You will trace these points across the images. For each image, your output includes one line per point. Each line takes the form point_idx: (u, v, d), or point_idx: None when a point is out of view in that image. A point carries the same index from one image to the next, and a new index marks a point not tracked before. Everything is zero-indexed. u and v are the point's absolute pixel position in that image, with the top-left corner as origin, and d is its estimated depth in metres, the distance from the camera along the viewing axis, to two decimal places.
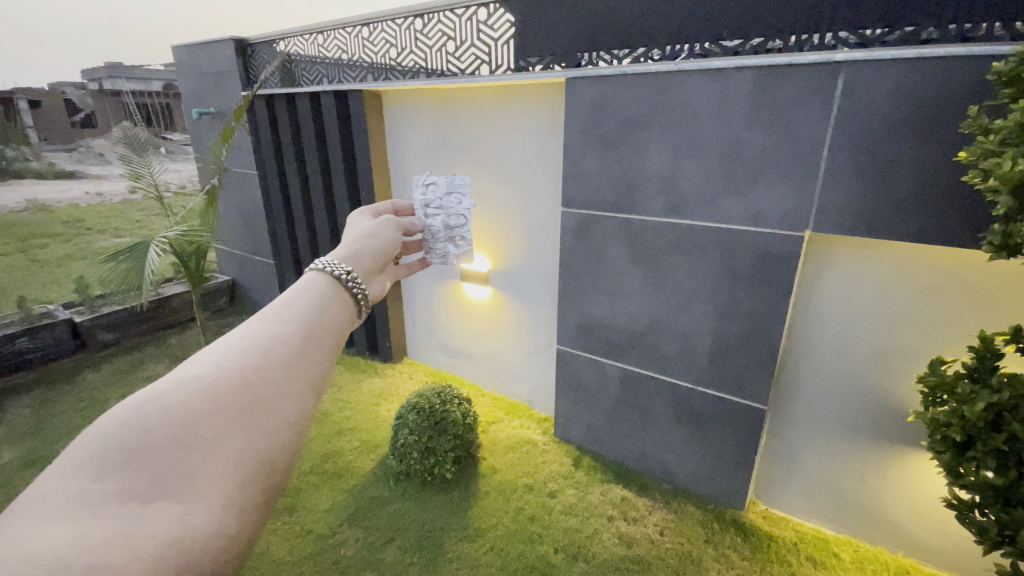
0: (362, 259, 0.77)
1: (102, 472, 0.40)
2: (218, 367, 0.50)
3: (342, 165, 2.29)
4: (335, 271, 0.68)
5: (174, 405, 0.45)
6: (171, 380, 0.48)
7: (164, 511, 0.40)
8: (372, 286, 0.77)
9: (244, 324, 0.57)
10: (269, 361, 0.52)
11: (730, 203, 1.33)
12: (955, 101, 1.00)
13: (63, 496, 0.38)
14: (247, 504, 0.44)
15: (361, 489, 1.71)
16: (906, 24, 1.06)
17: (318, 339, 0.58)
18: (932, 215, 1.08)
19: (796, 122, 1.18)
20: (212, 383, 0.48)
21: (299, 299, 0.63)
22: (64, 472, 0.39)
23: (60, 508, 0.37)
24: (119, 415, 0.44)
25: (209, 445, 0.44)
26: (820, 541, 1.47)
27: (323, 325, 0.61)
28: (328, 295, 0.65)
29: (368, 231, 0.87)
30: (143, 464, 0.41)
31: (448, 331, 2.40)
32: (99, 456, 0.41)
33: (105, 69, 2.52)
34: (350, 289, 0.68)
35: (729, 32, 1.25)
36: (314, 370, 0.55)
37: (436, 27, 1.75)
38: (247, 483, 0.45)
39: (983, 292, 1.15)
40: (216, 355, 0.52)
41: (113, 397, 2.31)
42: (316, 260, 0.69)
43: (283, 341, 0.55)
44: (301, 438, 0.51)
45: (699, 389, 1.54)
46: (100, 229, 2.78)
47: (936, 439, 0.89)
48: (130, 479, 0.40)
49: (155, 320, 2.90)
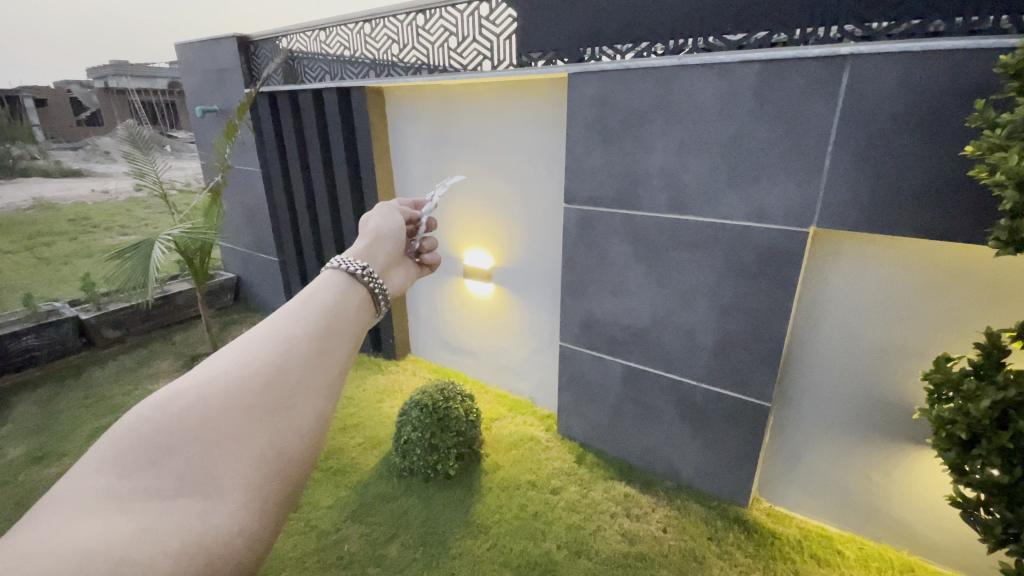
0: (377, 257, 0.81)
1: (130, 469, 0.42)
2: (240, 364, 0.51)
3: (344, 162, 2.29)
4: (351, 267, 0.71)
5: (198, 401, 0.47)
6: (196, 376, 0.50)
7: (187, 508, 0.41)
8: (393, 281, 0.82)
9: (266, 320, 0.58)
10: (289, 358, 0.53)
11: (732, 199, 1.32)
12: (961, 95, 0.99)
13: (92, 493, 0.40)
14: (267, 501, 0.45)
15: (365, 485, 1.71)
16: (912, 17, 1.05)
17: (338, 335, 0.59)
18: (938, 211, 1.07)
19: (800, 117, 1.17)
20: (235, 380, 0.49)
21: (318, 296, 0.64)
22: (95, 470, 0.42)
23: (90, 505, 0.39)
24: (146, 411, 0.46)
25: (231, 442, 0.45)
26: (823, 539, 1.47)
27: (343, 321, 0.62)
28: (344, 292, 0.67)
29: (374, 226, 0.90)
30: (167, 461, 0.43)
31: (451, 328, 2.40)
32: (126, 454, 0.43)
33: (111, 68, 2.52)
34: (368, 285, 0.70)
35: (732, 26, 1.24)
36: (335, 365, 0.56)
37: (438, 23, 1.75)
38: (268, 479, 0.46)
39: (991, 289, 1.14)
40: (239, 352, 0.53)
41: (119, 394, 2.32)
42: (332, 259, 0.71)
43: (304, 338, 0.56)
44: (320, 436, 0.52)
45: (702, 385, 1.53)
46: (107, 227, 2.80)
47: (941, 436, 0.88)
48: (154, 477, 0.42)
49: (160, 317, 2.92)
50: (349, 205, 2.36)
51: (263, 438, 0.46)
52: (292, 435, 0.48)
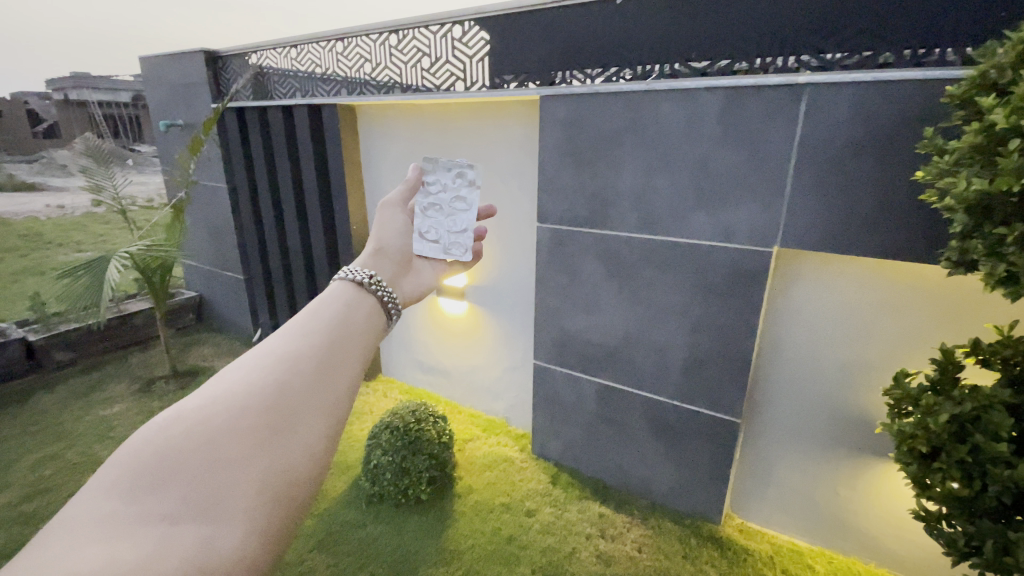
0: (385, 269, 0.82)
1: (135, 494, 0.44)
2: (244, 384, 0.54)
3: (314, 178, 2.25)
4: (358, 277, 0.74)
5: (204, 422, 0.49)
6: (205, 397, 0.53)
7: (191, 531, 0.42)
8: (404, 289, 0.84)
9: (272, 338, 0.61)
10: (294, 376, 0.56)
11: (700, 219, 1.35)
12: (911, 124, 1.05)
13: (98, 519, 0.42)
14: (273, 519, 0.47)
15: (331, 513, 1.65)
16: (864, 49, 1.10)
17: (344, 350, 0.62)
18: (892, 234, 1.11)
19: (763, 141, 1.21)
20: (239, 401, 0.52)
21: (322, 310, 0.67)
22: (100, 496, 0.44)
23: (94, 531, 0.41)
24: (152, 434, 0.48)
25: (236, 462, 0.47)
26: (795, 554, 1.49)
27: (348, 335, 0.64)
28: (351, 304, 0.69)
29: (378, 228, 0.91)
30: (173, 483, 0.45)
31: (424, 347, 2.37)
32: (131, 479, 0.45)
33: (71, 79, 2.43)
34: (377, 294, 0.73)
35: (697, 53, 1.28)
36: (339, 381, 0.59)
37: (411, 44, 1.76)
38: (274, 499, 0.47)
39: (945, 306, 1.19)
40: (244, 372, 0.56)
41: (68, 421, 2.19)
42: (340, 270, 0.74)
43: (308, 354, 0.59)
44: (328, 452, 0.54)
45: (674, 403, 1.54)
46: (59, 243, 2.57)
47: (903, 451, 0.91)
48: (159, 501, 0.44)
49: (116, 337, 2.78)
50: (319, 222, 2.32)
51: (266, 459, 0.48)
52: (296, 454, 0.50)
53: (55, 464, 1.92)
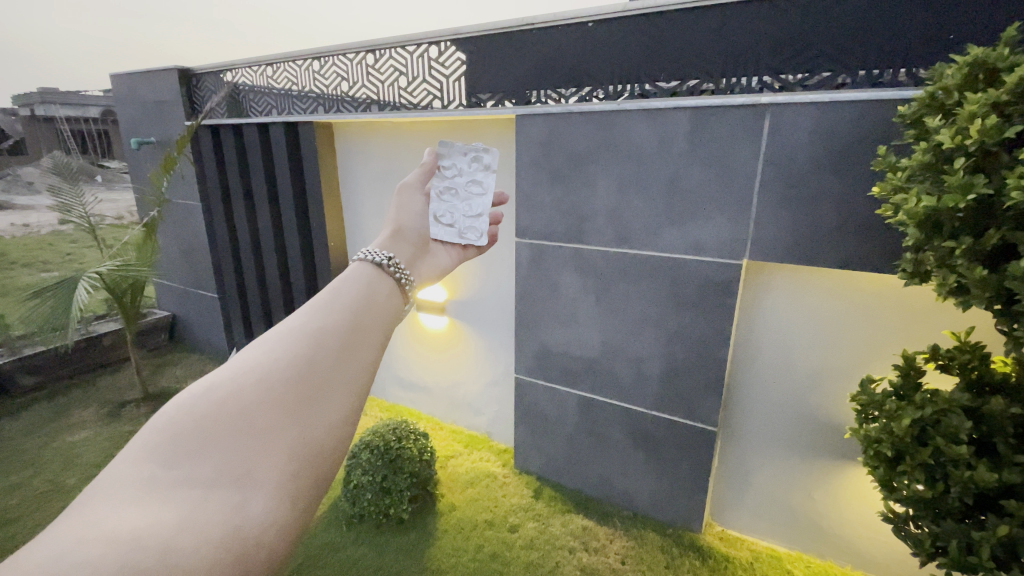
0: (404, 252, 0.79)
1: (172, 461, 0.44)
2: (272, 356, 0.53)
3: (291, 196, 2.24)
4: (376, 258, 0.70)
5: (233, 394, 0.48)
6: (235, 368, 0.52)
7: (225, 499, 0.43)
8: (422, 270, 0.83)
9: (296, 312, 0.59)
10: (322, 350, 0.54)
11: (672, 234, 1.39)
12: (868, 142, 1.10)
13: (137, 482, 0.43)
14: (298, 495, 0.46)
15: (312, 536, 1.62)
16: (823, 70, 1.15)
17: (368, 327, 0.59)
18: (854, 247, 1.16)
19: (730, 158, 1.26)
20: (268, 374, 0.51)
21: (347, 288, 0.64)
22: (139, 460, 0.44)
23: (133, 493, 0.42)
24: (186, 402, 0.48)
25: (264, 436, 0.47)
26: (774, 560, 1.51)
27: (372, 311, 0.62)
28: (373, 283, 0.66)
29: (398, 210, 0.89)
30: (206, 453, 0.45)
31: (404, 363, 2.35)
32: (167, 445, 0.45)
33: (37, 95, 2.39)
34: (395, 276, 0.69)
35: (666, 74, 1.33)
36: (364, 358, 0.57)
37: (388, 63, 1.78)
38: (301, 473, 0.47)
39: (907, 313, 1.24)
40: (272, 343, 0.54)
41: (33, 447, 2.11)
42: (359, 250, 0.70)
43: (333, 330, 0.56)
44: (353, 428, 0.53)
45: (653, 413, 1.57)
46: (25, 263, 2.52)
47: (870, 454, 0.94)
48: (194, 469, 0.44)
49: (85, 360, 2.70)
50: (296, 239, 2.30)
51: (296, 432, 0.48)
52: (322, 429, 0.49)
53: (20, 493, 1.85)
